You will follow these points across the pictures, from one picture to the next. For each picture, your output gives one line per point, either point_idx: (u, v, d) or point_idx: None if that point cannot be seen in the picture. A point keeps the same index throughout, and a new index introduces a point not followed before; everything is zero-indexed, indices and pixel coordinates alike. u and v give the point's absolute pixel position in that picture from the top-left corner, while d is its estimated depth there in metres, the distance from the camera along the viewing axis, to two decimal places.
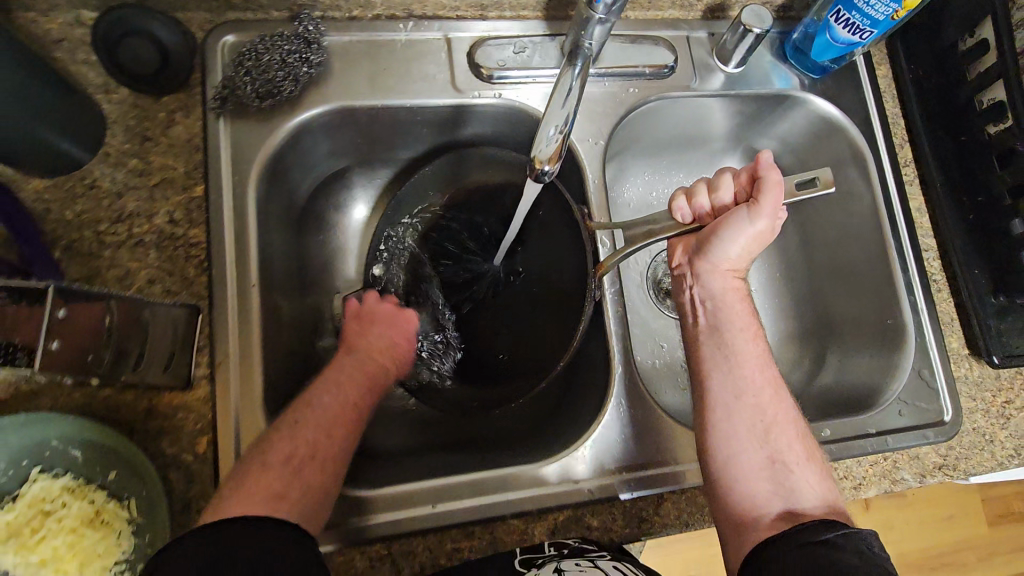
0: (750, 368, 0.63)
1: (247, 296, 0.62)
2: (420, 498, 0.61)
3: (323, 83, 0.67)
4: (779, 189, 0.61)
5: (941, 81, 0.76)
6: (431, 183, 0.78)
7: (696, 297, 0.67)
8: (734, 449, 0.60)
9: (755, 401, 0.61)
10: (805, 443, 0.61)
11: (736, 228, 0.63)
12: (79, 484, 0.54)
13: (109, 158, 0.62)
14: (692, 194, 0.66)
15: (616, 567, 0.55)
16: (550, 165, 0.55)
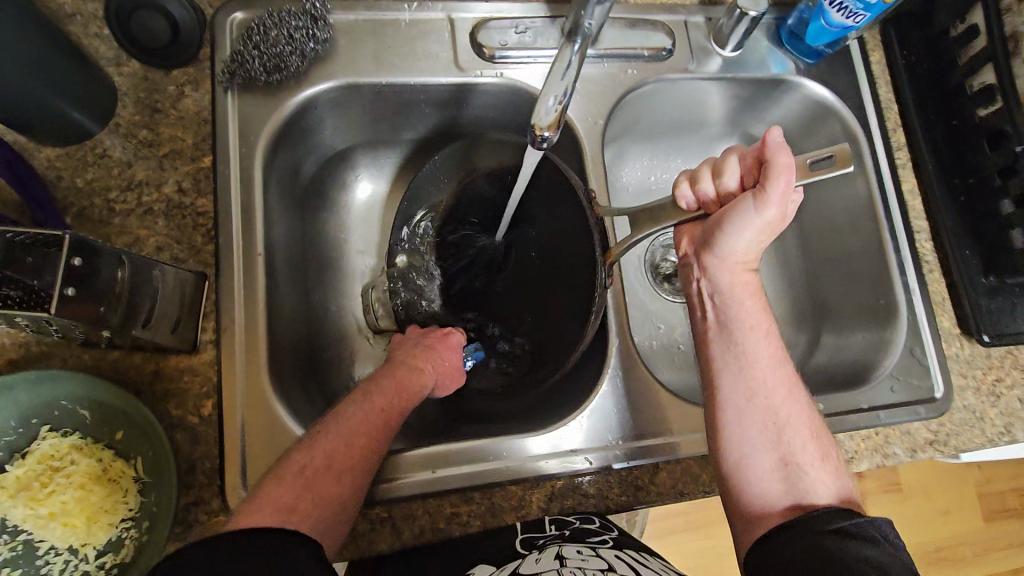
0: (762, 368, 0.62)
1: (252, 265, 0.63)
2: (431, 466, 0.62)
3: (329, 59, 0.68)
4: (788, 174, 0.56)
5: (934, 66, 0.79)
6: (444, 171, 0.78)
7: (704, 291, 0.65)
8: (747, 451, 0.60)
9: (767, 402, 0.61)
10: (818, 438, 0.61)
11: (743, 221, 0.59)
12: (86, 443, 0.55)
13: (120, 129, 0.63)
14: (695, 180, 0.63)
15: (619, 556, 0.55)
16: (549, 132, 0.56)
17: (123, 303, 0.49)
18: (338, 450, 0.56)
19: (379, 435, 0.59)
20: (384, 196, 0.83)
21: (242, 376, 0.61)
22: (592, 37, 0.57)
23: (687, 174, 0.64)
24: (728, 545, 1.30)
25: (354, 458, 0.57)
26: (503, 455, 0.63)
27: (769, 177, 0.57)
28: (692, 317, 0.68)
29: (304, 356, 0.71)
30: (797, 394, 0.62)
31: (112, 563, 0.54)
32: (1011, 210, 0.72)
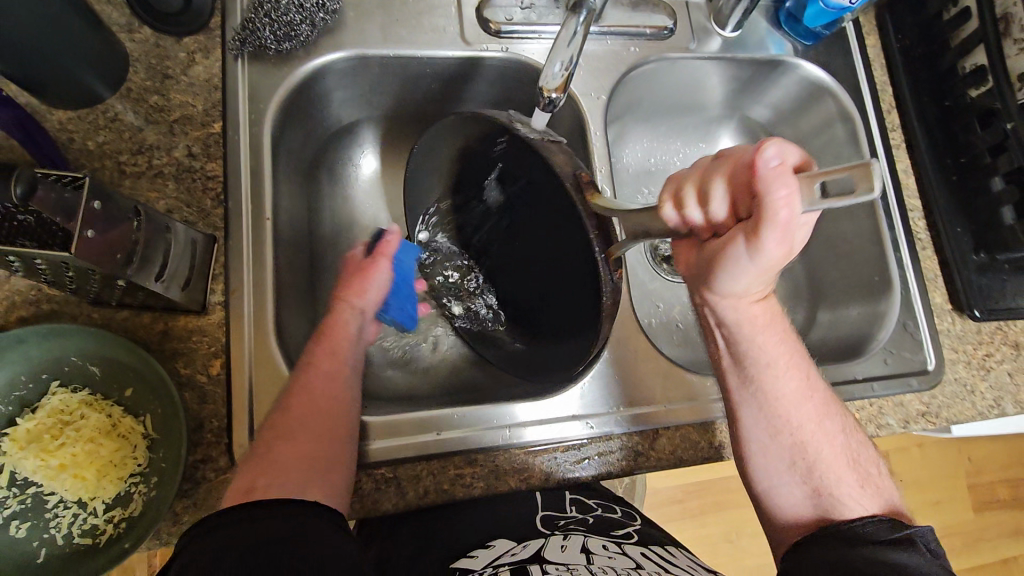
0: (784, 405, 0.62)
1: (260, 230, 0.64)
2: (412, 436, 0.63)
3: (338, 30, 0.69)
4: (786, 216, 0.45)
5: (926, 50, 0.81)
6: (453, 132, 0.71)
7: (713, 322, 0.63)
8: (774, 481, 0.62)
9: (793, 437, 0.62)
10: (852, 454, 0.63)
11: (735, 262, 0.53)
12: (96, 399, 0.56)
13: (131, 94, 0.64)
14: (680, 204, 0.53)
15: (644, 554, 0.59)
16: (557, 93, 0.59)
17: (137, 253, 0.50)
18: (302, 416, 0.57)
19: (318, 391, 0.59)
20: (389, 171, 0.84)
21: (249, 338, 0.61)
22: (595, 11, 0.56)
23: (670, 192, 0.54)
24: (722, 533, 1.31)
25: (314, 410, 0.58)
26: (500, 420, 0.65)
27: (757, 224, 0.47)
28: (708, 344, 0.67)
29: (308, 325, 0.72)
30: (824, 418, 0.63)
31: (121, 517, 0.54)
32: (1002, 187, 0.75)
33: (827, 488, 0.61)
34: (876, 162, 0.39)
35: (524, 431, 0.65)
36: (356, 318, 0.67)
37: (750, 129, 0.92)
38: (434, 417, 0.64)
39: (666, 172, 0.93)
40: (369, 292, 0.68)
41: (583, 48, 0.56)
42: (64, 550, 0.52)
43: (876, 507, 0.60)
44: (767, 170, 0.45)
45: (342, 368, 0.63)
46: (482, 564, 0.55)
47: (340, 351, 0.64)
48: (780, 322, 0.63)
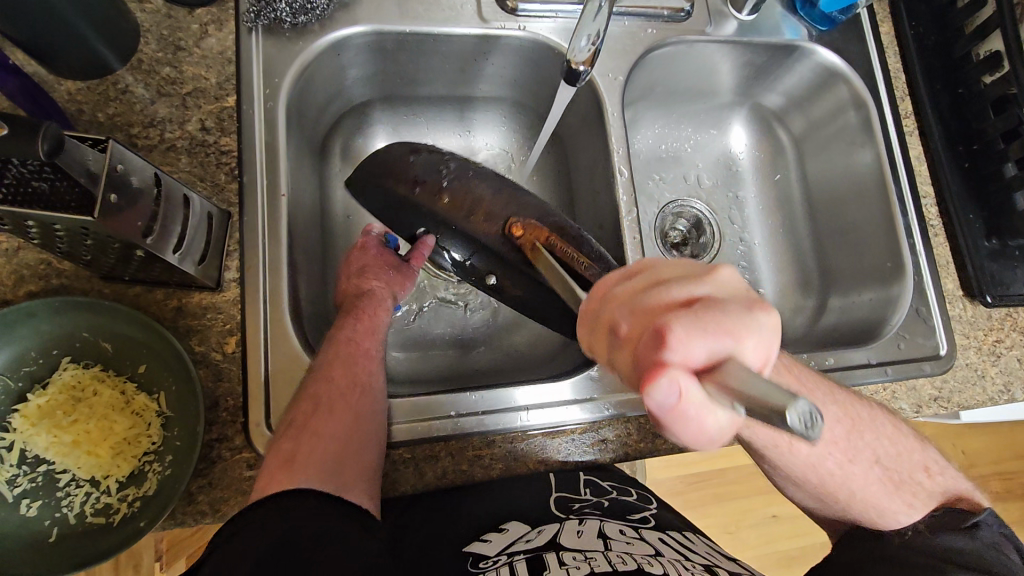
0: (801, 470, 0.57)
1: (275, 207, 0.62)
2: (426, 421, 0.61)
3: (354, 4, 0.68)
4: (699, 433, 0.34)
5: (939, 38, 0.82)
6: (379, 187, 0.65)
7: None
8: (812, 507, 0.62)
9: (821, 487, 0.58)
10: (891, 477, 0.58)
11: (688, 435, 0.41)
12: (108, 374, 0.55)
13: (141, 66, 0.62)
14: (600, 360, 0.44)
15: (661, 540, 0.58)
16: (584, 67, 0.59)
17: (157, 220, 0.49)
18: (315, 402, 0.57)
19: (356, 363, 0.60)
20: None
21: (264, 316, 0.60)
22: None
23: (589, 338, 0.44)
24: (724, 522, 1.31)
25: (361, 380, 0.60)
26: (506, 401, 0.64)
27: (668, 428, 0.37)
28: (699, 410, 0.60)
29: (320, 306, 0.71)
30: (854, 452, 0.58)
31: (134, 496, 0.52)
32: (1015, 172, 0.75)
33: (868, 516, 0.58)
34: (794, 404, 0.26)
35: (529, 416, 0.64)
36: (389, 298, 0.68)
37: (762, 117, 0.92)
38: (449, 399, 0.62)
39: (678, 159, 0.93)
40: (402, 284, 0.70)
41: (609, 22, 0.55)
42: (77, 529, 0.51)
43: (926, 511, 0.57)
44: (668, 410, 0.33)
45: (374, 346, 0.64)
46: (496, 549, 0.55)
47: (377, 328, 0.65)
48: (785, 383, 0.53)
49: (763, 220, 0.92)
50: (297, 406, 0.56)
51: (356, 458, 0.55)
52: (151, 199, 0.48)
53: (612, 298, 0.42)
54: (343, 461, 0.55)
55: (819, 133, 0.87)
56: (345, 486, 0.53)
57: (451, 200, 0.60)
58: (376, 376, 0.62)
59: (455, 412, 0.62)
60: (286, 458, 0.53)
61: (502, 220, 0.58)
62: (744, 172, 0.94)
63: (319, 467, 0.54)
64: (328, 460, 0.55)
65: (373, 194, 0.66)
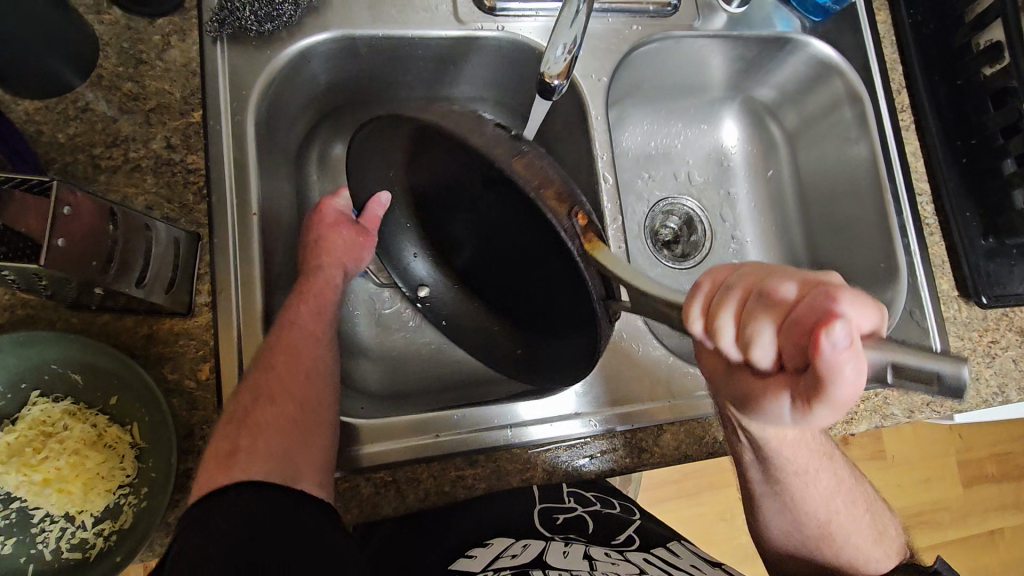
0: (814, 507, 0.61)
1: (247, 226, 0.61)
2: (409, 440, 0.60)
3: (323, 9, 0.65)
4: (847, 400, 0.34)
5: (939, 26, 0.79)
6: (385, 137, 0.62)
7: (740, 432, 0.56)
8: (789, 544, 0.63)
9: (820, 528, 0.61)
10: (875, 521, 0.64)
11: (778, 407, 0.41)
12: (79, 408, 0.53)
13: (102, 82, 0.60)
14: (709, 322, 0.40)
15: (647, 561, 0.58)
16: (559, 80, 0.55)
17: (115, 253, 0.47)
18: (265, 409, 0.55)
19: (302, 354, 0.59)
20: None
21: (238, 339, 0.59)
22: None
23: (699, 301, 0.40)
24: (716, 511, 1.28)
25: (316, 377, 0.59)
26: (506, 417, 0.62)
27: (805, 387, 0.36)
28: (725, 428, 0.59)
29: None
30: (850, 503, 0.63)
31: (111, 530, 0.52)
32: (1014, 168, 0.73)
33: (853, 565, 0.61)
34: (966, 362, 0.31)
35: (529, 428, 0.62)
36: (342, 276, 0.68)
37: (754, 109, 0.89)
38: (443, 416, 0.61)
39: (668, 155, 0.91)
40: (363, 251, 0.70)
41: (586, 27, 0.53)
42: (53, 565, 0.50)
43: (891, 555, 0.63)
44: (833, 354, 0.31)
45: (325, 337, 0.63)
46: (479, 565, 0.55)
47: (324, 310, 0.65)
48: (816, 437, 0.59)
49: (754, 218, 0.90)
50: (238, 397, 0.55)
51: (303, 452, 0.54)
52: (105, 232, 0.46)
53: (751, 269, 0.39)
54: (289, 454, 0.53)
55: (814, 128, 0.84)
56: (293, 477, 0.52)
57: (527, 167, 0.49)
58: (324, 368, 0.61)
59: (444, 425, 0.61)
60: (226, 454, 0.51)
61: (569, 202, 0.50)
62: (736, 167, 0.91)
63: (264, 459, 0.52)
64: (272, 454, 0.53)
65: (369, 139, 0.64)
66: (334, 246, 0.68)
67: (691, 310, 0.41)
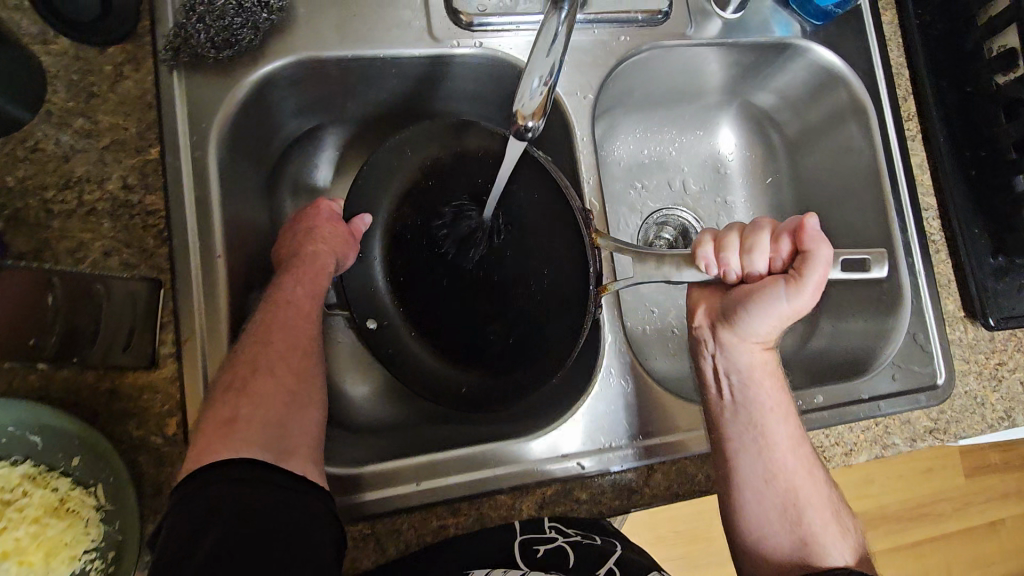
0: (783, 454, 0.61)
1: (213, 270, 0.58)
2: (397, 486, 0.58)
3: (287, 30, 0.61)
4: (827, 269, 0.54)
5: (949, 26, 0.74)
6: (420, 139, 0.70)
7: (718, 370, 0.63)
8: (757, 509, 0.60)
9: (788, 485, 0.60)
10: (839, 502, 0.62)
11: (769, 306, 0.56)
12: (39, 472, 0.51)
13: (52, 118, 0.56)
14: (720, 245, 0.58)
15: None
16: (533, 120, 0.51)
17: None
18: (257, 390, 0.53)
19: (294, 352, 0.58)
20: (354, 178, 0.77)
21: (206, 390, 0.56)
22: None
23: (711, 234, 0.59)
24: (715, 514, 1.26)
25: (310, 366, 0.59)
26: (503, 463, 0.61)
27: (805, 265, 0.54)
28: (699, 366, 0.65)
29: None
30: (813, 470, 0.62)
31: None
32: None
33: (816, 537, 0.59)
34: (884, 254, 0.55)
35: (533, 444, 0.62)
36: (332, 263, 0.66)
37: (752, 115, 0.84)
38: (440, 459, 0.60)
39: (661, 164, 0.86)
40: (347, 248, 0.68)
41: (564, 55, 0.49)
42: None
43: (851, 545, 0.60)
44: (812, 231, 0.54)
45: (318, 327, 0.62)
46: None
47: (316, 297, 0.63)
48: (782, 377, 0.63)
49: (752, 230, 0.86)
50: (234, 369, 0.54)
51: (299, 425, 0.54)
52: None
53: None
54: (285, 427, 0.53)
55: (816, 136, 0.79)
56: (285, 454, 0.51)
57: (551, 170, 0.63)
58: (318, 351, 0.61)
59: (442, 454, 0.60)
60: (226, 423, 0.50)
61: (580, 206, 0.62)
62: (733, 176, 0.86)
63: (259, 431, 0.51)
64: (267, 424, 0.52)
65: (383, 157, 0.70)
66: (324, 234, 0.66)
67: (704, 239, 0.59)
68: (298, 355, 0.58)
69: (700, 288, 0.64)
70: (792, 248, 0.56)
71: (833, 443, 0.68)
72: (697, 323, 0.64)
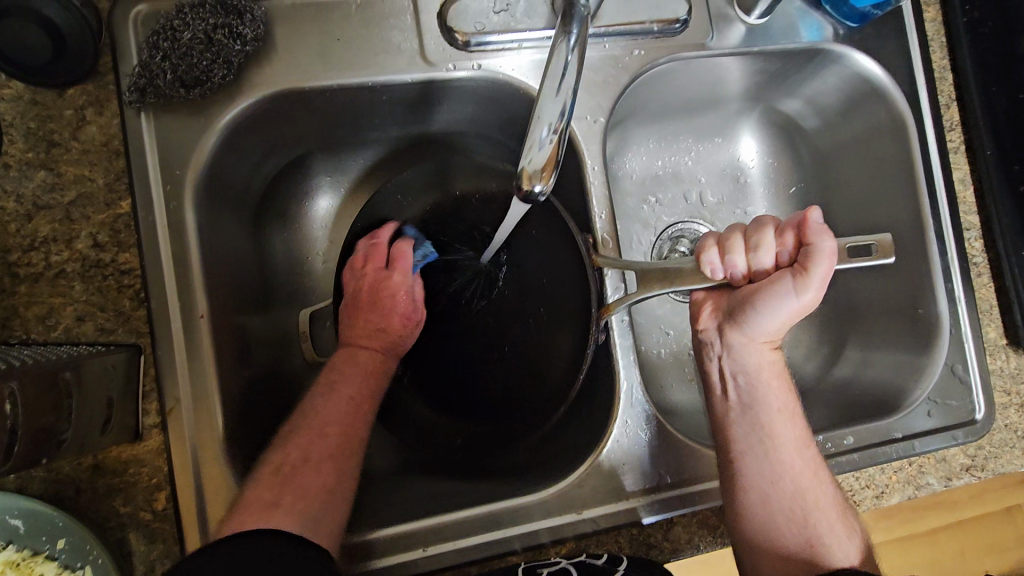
0: (790, 454, 0.54)
1: (195, 330, 0.54)
2: (403, 552, 0.55)
3: (265, 61, 0.55)
4: (834, 261, 0.49)
5: (1000, 23, 0.66)
6: (419, 184, 0.71)
7: (724, 372, 0.56)
8: (764, 517, 0.53)
9: (794, 487, 0.53)
10: (849, 510, 0.55)
11: (777, 305, 0.51)
12: (23, 558, 0.48)
13: (10, 171, 0.51)
14: (724, 248, 0.53)
15: None
16: (541, 181, 0.44)
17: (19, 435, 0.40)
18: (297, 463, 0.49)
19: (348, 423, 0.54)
20: (347, 206, 0.72)
21: (195, 461, 0.53)
22: (591, 15, 0.48)
23: (713, 239, 0.54)
24: None
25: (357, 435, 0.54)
26: (514, 522, 0.57)
27: (811, 259, 0.49)
28: (703, 367, 0.58)
29: (274, 409, 0.63)
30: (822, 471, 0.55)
31: None
32: None
33: (825, 546, 0.52)
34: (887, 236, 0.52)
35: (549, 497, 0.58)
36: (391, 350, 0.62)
37: (777, 122, 0.77)
38: (450, 521, 0.56)
39: (677, 176, 0.79)
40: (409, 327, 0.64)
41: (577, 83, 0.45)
42: None
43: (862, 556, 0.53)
44: (814, 223, 0.50)
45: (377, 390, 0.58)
46: None
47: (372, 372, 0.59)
48: (789, 377, 0.57)
49: None
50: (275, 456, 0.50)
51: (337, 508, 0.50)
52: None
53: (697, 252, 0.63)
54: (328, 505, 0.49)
55: (849, 146, 0.72)
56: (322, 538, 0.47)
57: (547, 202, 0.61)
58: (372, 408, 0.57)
59: (449, 516, 0.56)
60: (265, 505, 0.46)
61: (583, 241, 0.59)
62: (754, 185, 0.80)
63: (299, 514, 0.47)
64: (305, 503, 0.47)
65: (386, 201, 0.70)
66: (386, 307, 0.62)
67: (707, 244, 0.54)
68: (352, 414, 0.54)
69: (704, 292, 0.58)
70: (796, 242, 0.51)
71: (863, 484, 0.64)
72: (702, 323, 0.58)
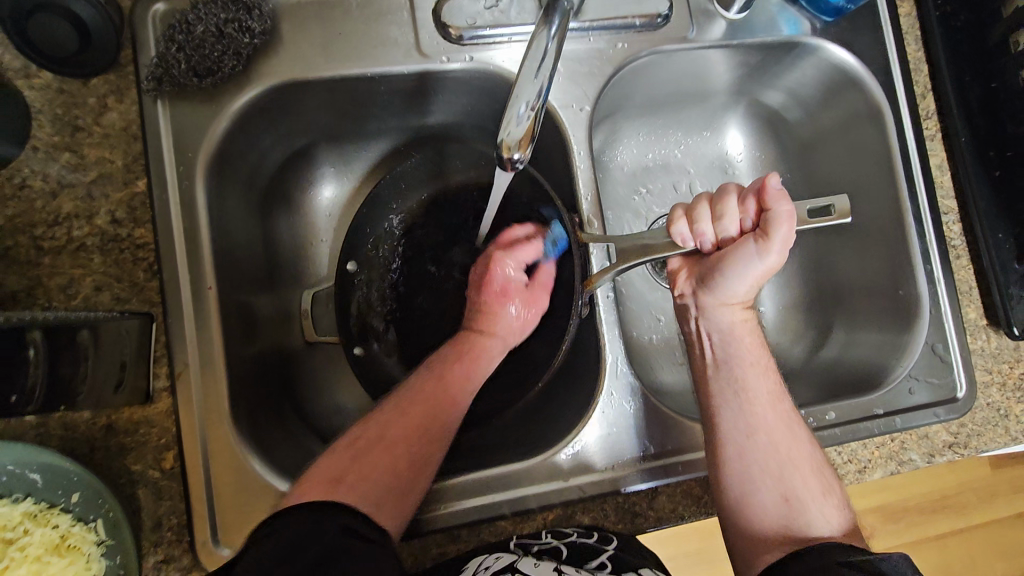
0: (764, 407, 0.56)
1: (204, 302, 0.57)
2: None
3: (272, 53, 0.60)
4: (792, 223, 0.53)
5: (972, 18, 0.70)
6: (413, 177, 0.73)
7: (701, 331, 0.60)
8: (739, 467, 0.54)
9: (768, 439, 0.55)
10: (826, 468, 0.55)
11: (743, 268, 0.55)
12: (41, 509, 0.51)
13: (38, 153, 0.55)
14: (692, 219, 0.57)
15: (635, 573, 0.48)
16: (520, 151, 0.49)
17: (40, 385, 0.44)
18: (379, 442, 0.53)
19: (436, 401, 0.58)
20: (350, 194, 0.75)
21: (201, 423, 0.56)
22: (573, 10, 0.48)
23: (682, 210, 0.58)
24: None
25: (431, 418, 0.57)
26: (503, 488, 0.60)
27: (771, 223, 0.53)
28: (686, 331, 0.62)
29: (279, 382, 0.66)
30: (798, 428, 0.56)
31: None
32: None
33: (798, 498, 0.53)
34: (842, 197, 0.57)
35: (538, 465, 0.60)
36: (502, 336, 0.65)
37: (761, 115, 0.80)
38: (443, 485, 0.59)
39: (666, 168, 0.82)
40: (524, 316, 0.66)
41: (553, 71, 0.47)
42: None
43: (838, 513, 0.53)
44: (773, 188, 0.54)
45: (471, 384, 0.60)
46: None
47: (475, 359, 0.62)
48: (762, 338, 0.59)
49: None
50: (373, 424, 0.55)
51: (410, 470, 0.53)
52: (19, 364, 0.42)
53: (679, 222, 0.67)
54: (397, 456, 0.53)
55: (830, 136, 0.75)
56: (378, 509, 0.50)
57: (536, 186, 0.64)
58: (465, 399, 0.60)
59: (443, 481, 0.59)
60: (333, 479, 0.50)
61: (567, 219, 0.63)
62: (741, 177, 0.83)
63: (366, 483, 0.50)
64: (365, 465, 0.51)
65: (385, 189, 0.72)
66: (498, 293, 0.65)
67: (676, 216, 0.58)
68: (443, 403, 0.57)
69: (682, 258, 0.62)
70: (758, 208, 0.55)
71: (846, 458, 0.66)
72: (680, 289, 0.62)
